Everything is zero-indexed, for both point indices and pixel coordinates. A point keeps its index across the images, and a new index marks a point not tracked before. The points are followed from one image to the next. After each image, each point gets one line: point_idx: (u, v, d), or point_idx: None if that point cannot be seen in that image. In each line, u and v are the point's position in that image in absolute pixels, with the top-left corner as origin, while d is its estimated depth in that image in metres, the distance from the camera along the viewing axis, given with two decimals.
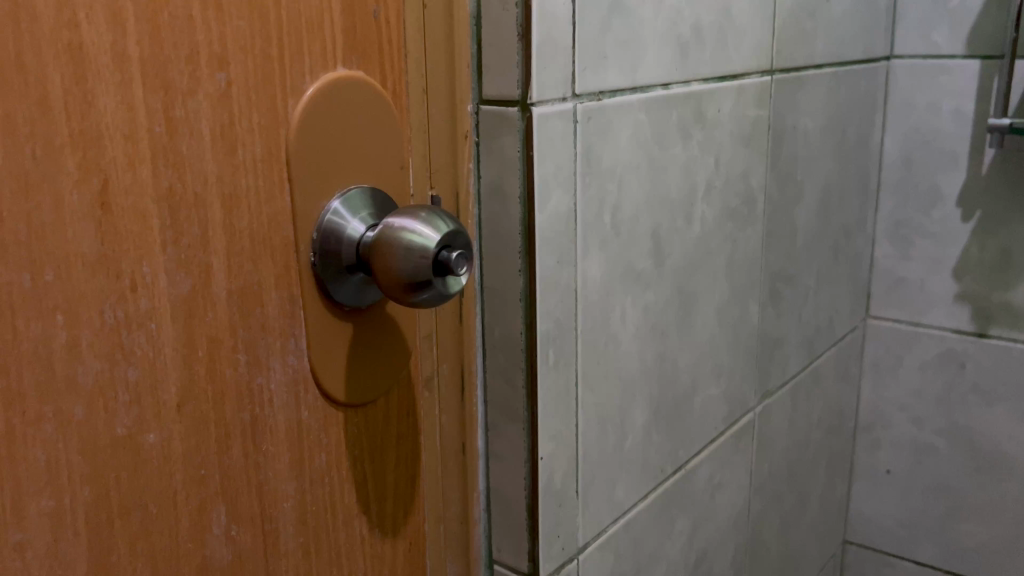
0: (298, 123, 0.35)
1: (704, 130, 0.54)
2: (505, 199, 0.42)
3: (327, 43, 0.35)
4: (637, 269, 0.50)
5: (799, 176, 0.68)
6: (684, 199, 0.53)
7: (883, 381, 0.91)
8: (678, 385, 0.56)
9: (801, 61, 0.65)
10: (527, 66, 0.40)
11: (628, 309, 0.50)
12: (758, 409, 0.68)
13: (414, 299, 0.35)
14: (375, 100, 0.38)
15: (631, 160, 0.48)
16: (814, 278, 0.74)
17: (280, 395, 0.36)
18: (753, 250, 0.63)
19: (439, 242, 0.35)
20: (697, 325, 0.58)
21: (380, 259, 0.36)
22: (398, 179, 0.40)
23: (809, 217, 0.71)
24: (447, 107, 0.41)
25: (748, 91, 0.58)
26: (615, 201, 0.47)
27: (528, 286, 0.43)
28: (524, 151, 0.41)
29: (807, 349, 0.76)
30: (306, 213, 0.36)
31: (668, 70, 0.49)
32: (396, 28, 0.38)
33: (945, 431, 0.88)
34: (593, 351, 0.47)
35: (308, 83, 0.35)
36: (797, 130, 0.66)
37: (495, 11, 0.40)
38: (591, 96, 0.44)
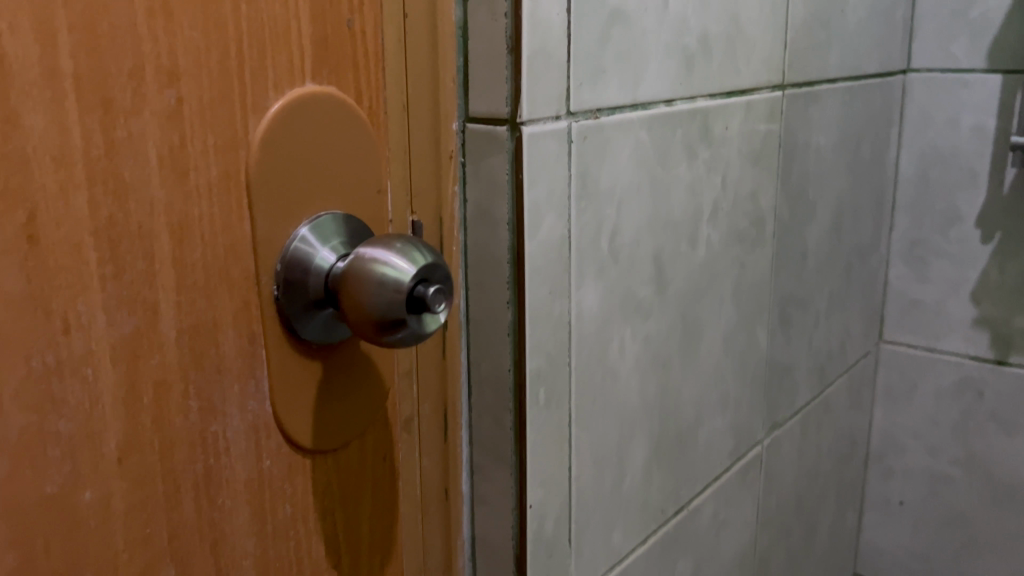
0: (259, 143, 0.32)
1: (710, 147, 0.51)
2: (493, 225, 0.39)
3: (294, 56, 0.32)
4: (637, 297, 0.46)
5: (810, 195, 0.65)
6: (688, 222, 0.50)
7: (896, 408, 0.87)
8: (682, 419, 0.53)
9: (813, 74, 0.61)
10: (517, 82, 0.37)
11: (628, 339, 0.46)
12: (765, 442, 0.64)
13: (387, 339, 0.32)
14: (349, 118, 0.35)
15: (632, 181, 0.44)
16: (825, 302, 0.70)
17: (238, 443, 0.33)
18: (762, 273, 0.59)
19: (417, 276, 0.32)
20: (702, 356, 0.54)
21: (348, 293, 0.32)
22: (374, 205, 0.36)
23: (821, 238, 0.68)
24: (430, 126, 0.38)
25: (757, 106, 0.55)
26: (614, 225, 0.43)
27: (517, 321, 0.39)
28: (513, 174, 0.38)
29: (818, 377, 0.72)
30: (268, 242, 0.32)
31: (672, 85, 0.46)
32: (373, 38, 0.35)
33: (961, 461, 0.84)
34: (589, 387, 0.44)
35: (273, 99, 0.32)
36: (809, 146, 0.63)
37: (482, 22, 0.37)
38: (588, 114, 0.40)
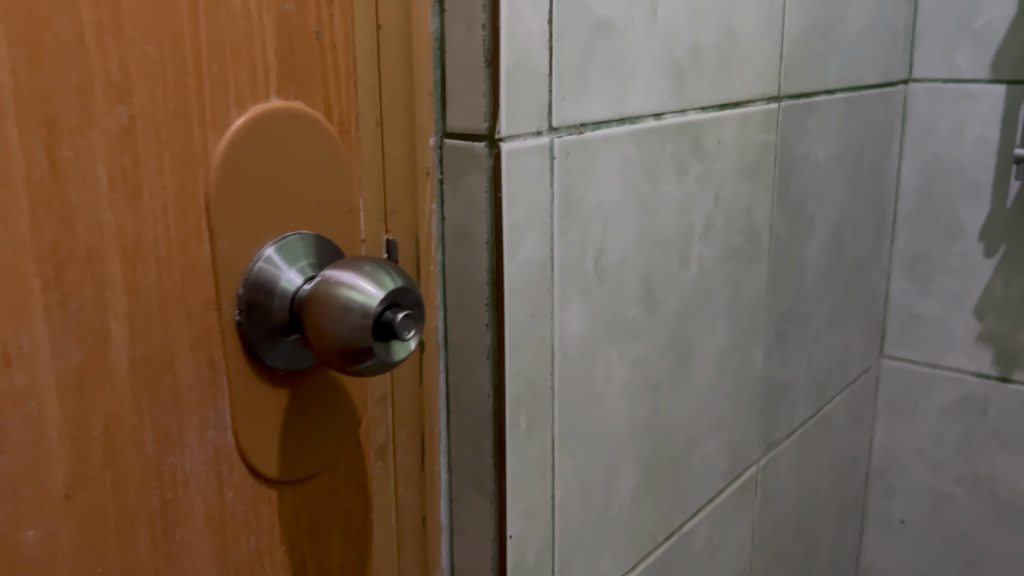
0: (219, 161, 0.30)
1: (702, 162, 0.49)
2: (471, 244, 0.37)
3: (257, 70, 0.31)
4: (625, 318, 0.45)
5: (809, 210, 0.63)
6: (679, 239, 0.48)
7: (898, 425, 0.85)
8: (674, 442, 0.51)
9: (811, 85, 0.60)
10: (495, 97, 0.35)
11: (615, 361, 0.45)
12: (761, 462, 0.62)
13: (353, 367, 0.30)
14: (317, 134, 0.33)
15: (619, 199, 0.43)
16: (825, 318, 0.69)
17: (198, 475, 0.31)
18: (758, 290, 0.58)
19: (384, 301, 0.30)
20: (695, 376, 0.52)
21: (313, 318, 0.31)
22: (345, 224, 0.35)
23: (820, 253, 0.66)
24: (405, 142, 0.36)
25: (752, 119, 0.53)
26: (600, 244, 0.42)
27: (496, 344, 0.38)
28: (492, 192, 0.36)
29: (817, 395, 0.70)
30: (230, 265, 0.31)
31: (662, 99, 0.44)
32: (343, 51, 0.33)
33: (964, 479, 0.82)
34: (573, 412, 0.42)
35: (235, 115, 0.30)
36: (807, 159, 0.61)
37: (459, 34, 0.36)
38: (571, 130, 0.39)
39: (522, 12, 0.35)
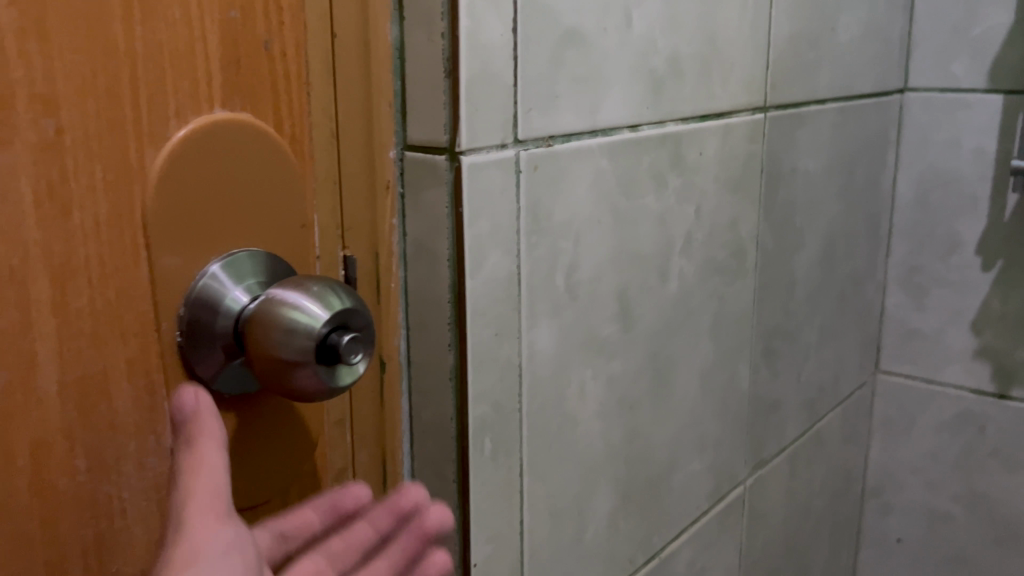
0: (158, 176, 0.29)
1: (682, 175, 0.48)
2: (433, 261, 0.36)
3: (200, 81, 0.29)
4: (599, 336, 0.43)
5: (798, 224, 0.61)
6: (658, 255, 0.47)
7: (894, 442, 0.83)
8: (653, 463, 0.49)
9: (800, 95, 0.58)
10: (455, 109, 0.34)
11: (588, 381, 0.43)
12: (748, 482, 0.61)
13: (294, 391, 0.29)
14: (266, 147, 0.32)
15: (591, 214, 0.41)
16: (816, 333, 0.67)
17: (136, 504, 0.30)
18: (743, 306, 0.56)
19: (330, 322, 0.29)
20: (676, 396, 0.50)
21: (255, 332, 0.29)
22: (298, 240, 0.33)
23: (811, 267, 0.64)
24: (363, 155, 0.35)
25: (736, 130, 0.52)
26: (571, 260, 0.40)
27: (459, 366, 0.36)
28: (453, 208, 0.35)
29: (809, 412, 0.68)
30: (169, 284, 0.30)
31: (638, 110, 0.43)
32: (295, 61, 0.32)
33: (962, 498, 0.80)
34: (543, 435, 0.41)
35: (175, 127, 0.29)
36: (796, 171, 0.60)
37: (419, 42, 0.34)
38: (538, 142, 0.37)
39: (483, 20, 0.34)
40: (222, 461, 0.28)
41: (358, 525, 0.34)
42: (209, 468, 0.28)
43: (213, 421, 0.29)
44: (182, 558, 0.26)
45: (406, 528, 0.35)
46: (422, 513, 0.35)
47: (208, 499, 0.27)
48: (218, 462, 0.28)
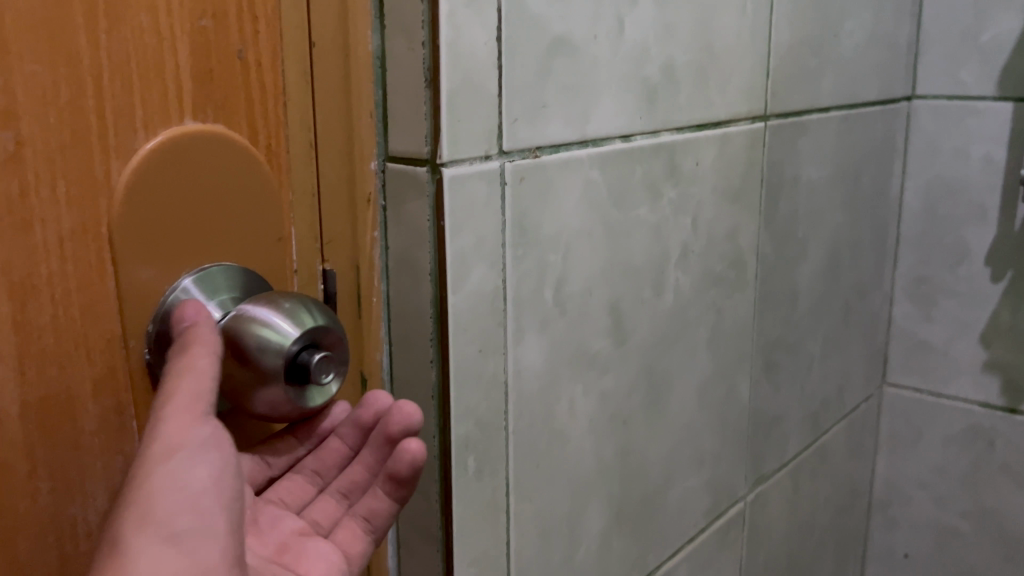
0: (125, 189, 0.28)
1: (678, 185, 0.47)
2: (415, 275, 0.35)
3: (169, 92, 0.29)
4: (591, 350, 0.42)
5: (800, 234, 0.60)
6: (652, 267, 0.46)
7: (901, 456, 0.82)
8: (648, 480, 0.48)
9: (802, 103, 0.57)
10: (436, 120, 0.33)
11: (579, 397, 0.42)
12: (748, 498, 0.59)
13: (263, 407, 0.29)
14: (240, 159, 0.31)
15: (581, 226, 0.40)
16: (820, 345, 0.66)
17: (103, 526, 0.29)
18: (743, 319, 0.55)
19: (302, 340, 0.28)
20: (671, 411, 0.49)
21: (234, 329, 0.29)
22: (273, 254, 0.33)
23: (814, 278, 0.63)
24: (343, 167, 0.34)
25: (734, 139, 0.51)
26: (561, 273, 0.39)
27: (441, 382, 0.35)
28: (435, 220, 0.34)
29: (812, 426, 0.67)
30: (137, 300, 0.29)
31: (631, 119, 0.42)
32: (271, 71, 0.31)
33: (971, 514, 0.78)
34: (531, 453, 0.39)
35: (143, 139, 0.28)
36: (798, 180, 0.59)
37: (400, 51, 0.33)
38: (525, 153, 0.36)
39: (466, 28, 0.33)
40: (215, 367, 0.28)
41: (332, 440, 0.34)
42: (195, 371, 0.27)
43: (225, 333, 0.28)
44: (158, 453, 0.26)
45: (377, 430, 0.34)
46: (389, 417, 0.33)
47: (189, 403, 0.27)
48: (210, 366, 0.27)
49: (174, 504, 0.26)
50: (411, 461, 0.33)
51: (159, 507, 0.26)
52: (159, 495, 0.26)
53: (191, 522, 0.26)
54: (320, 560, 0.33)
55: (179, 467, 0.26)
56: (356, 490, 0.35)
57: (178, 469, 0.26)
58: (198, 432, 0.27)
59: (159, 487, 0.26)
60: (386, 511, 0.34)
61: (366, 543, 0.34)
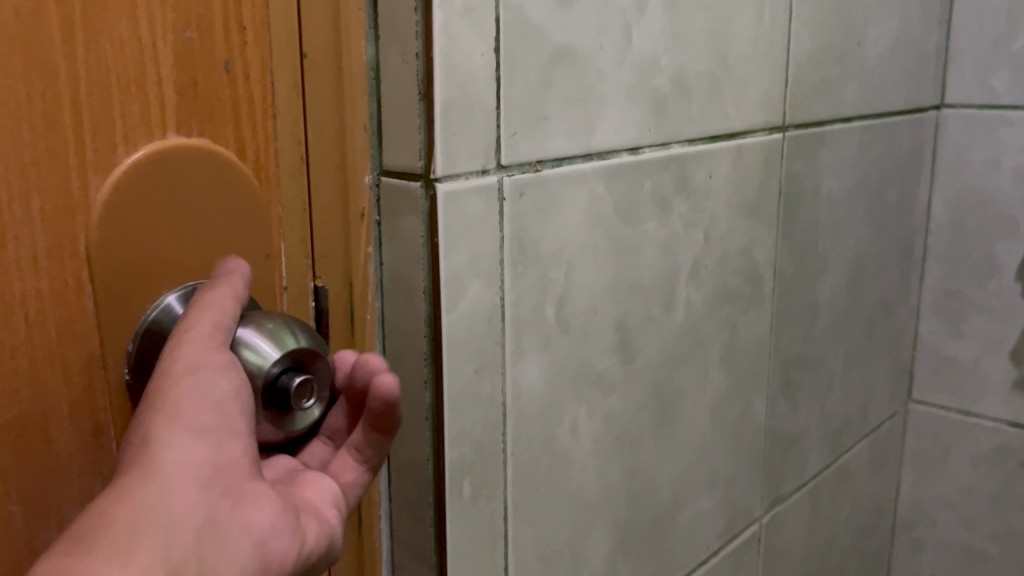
0: (103, 204, 0.27)
1: (689, 199, 0.45)
2: (409, 293, 0.34)
3: (151, 106, 0.28)
4: (595, 370, 0.41)
5: (821, 247, 0.58)
6: (661, 284, 0.44)
7: (927, 475, 0.79)
8: (656, 502, 0.47)
9: (823, 113, 0.55)
10: (430, 133, 0.31)
11: (583, 417, 0.41)
12: (764, 519, 0.58)
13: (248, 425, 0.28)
14: (226, 172, 0.30)
15: (586, 241, 0.39)
16: (841, 362, 0.64)
17: None
18: (758, 336, 0.53)
19: (282, 362, 0.27)
20: (682, 432, 0.48)
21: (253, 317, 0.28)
22: (261, 272, 0.32)
23: (835, 293, 0.61)
24: (337, 181, 0.33)
25: (750, 150, 0.49)
26: (563, 291, 0.38)
27: (435, 404, 0.34)
28: (428, 237, 0.32)
29: (832, 445, 0.65)
30: (116, 318, 0.28)
31: (639, 131, 0.41)
32: (259, 83, 0.31)
33: (999, 537, 0.75)
34: (532, 476, 0.38)
35: (122, 154, 0.27)
36: (819, 193, 0.57)
37: (394, 63, 0.32)
38: (525, 167, 0.35)
39: (461, 39, 0.31)
40: (233, 312, 0.27)
41: None
42: (215, 305, 0.27)
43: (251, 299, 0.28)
44: (181, 367, 0.26)
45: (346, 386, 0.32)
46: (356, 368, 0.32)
47: (209, 329, 0.27)
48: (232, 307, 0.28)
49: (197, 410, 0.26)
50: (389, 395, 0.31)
51: (180, 413, 0.26)
52: (180, 402, 0.26)
53: (217, 421, 0.26)
54: (317, 487, 0.31)
55: (201, 377, 0.26)
56: (341, 432, 0.33)
57: (199, 380, 0.26)
58: (220, 353, 0.27)
59: (179, 396, 0.26)
60: (375, 442, 0.32)
61: (361, 474, 0.33)
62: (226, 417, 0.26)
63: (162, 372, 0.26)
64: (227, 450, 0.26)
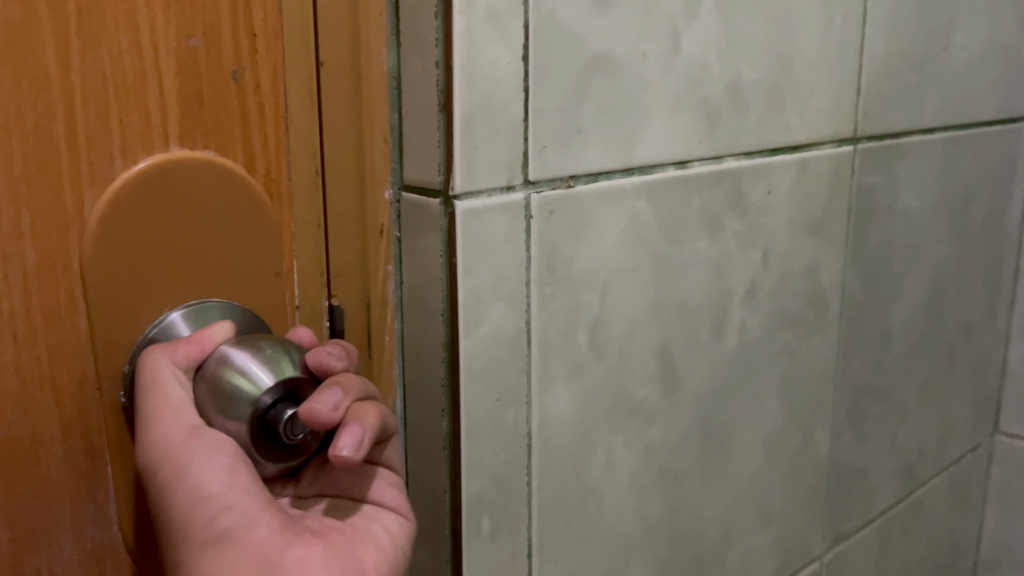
0: (97, 224, 0.26)
1: (745, 217, 0.42)
2: (428, 315, 0.32)
3: (152, 117, 0.27)
4: (634, 399, 0.38)
5: (896, 268, 0.54)
6: (711, 307, 0.41)
7: (1013, 513, 0.73)
8: (702, 539, 0.44)
9: (901, 124, 0.51)
10: (448, 147, 0.29)
11: (619, 450, 0.38)
12: (826, 558, 0.54)
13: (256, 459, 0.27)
14: (232, 187, 0.29)
15: (624, 262, 0.36)
16: (916, 391, 0.59)
17: None
18: (822, 363, 0.50)
19: (277, 392, 0.26)
20: (733, 466, 0.45)
21: (212, 361, 0.26)
22: (271, 290, 0.31)
23: (911, 317, 0.57)
24: (353, 196, 0.31)
25: (816, 165, 0.46)
26: (597, 314, 0.35)
27: (452, 432, 0.32)
28: (447, 257, 0.31)
29: (905, 479, 0.60)
30: (112, 337, 0.27)
31: (687, 144, 0.38)
32: (271, 91, 0.29)
33: None
34: (560, 512, 0.36)
35: (120, 167, 0.26)
36: (894, 210, 0.53)
37: (414, 71, 0.30)
38: (555, 183, 0.33)
39: (485, 47, 0.29)
40: (183, 382, 0.27)
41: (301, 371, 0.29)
42: (163, 383, 0.26)
43: (195, 346, 0.26)
44: (167, 477, 0.26)
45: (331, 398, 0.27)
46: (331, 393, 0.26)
47: (172, 419, 0.26)
48: (174, 373, 0.26)
49: (204, 495, 0.26)
50: (378, 421, 0.27)
51: (191, 525, 0.26)
52: (189, 502, 0.26)
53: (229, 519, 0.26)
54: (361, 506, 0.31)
55: (192, 480, 0.26)
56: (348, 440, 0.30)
57: (191, 479, 0.26)
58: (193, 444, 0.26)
59: (186, 506, 0.26)
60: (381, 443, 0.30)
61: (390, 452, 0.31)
62: (234, 493, 0.26)
63: (158, 487, 0.26)
64: (250, 520, 0.27)
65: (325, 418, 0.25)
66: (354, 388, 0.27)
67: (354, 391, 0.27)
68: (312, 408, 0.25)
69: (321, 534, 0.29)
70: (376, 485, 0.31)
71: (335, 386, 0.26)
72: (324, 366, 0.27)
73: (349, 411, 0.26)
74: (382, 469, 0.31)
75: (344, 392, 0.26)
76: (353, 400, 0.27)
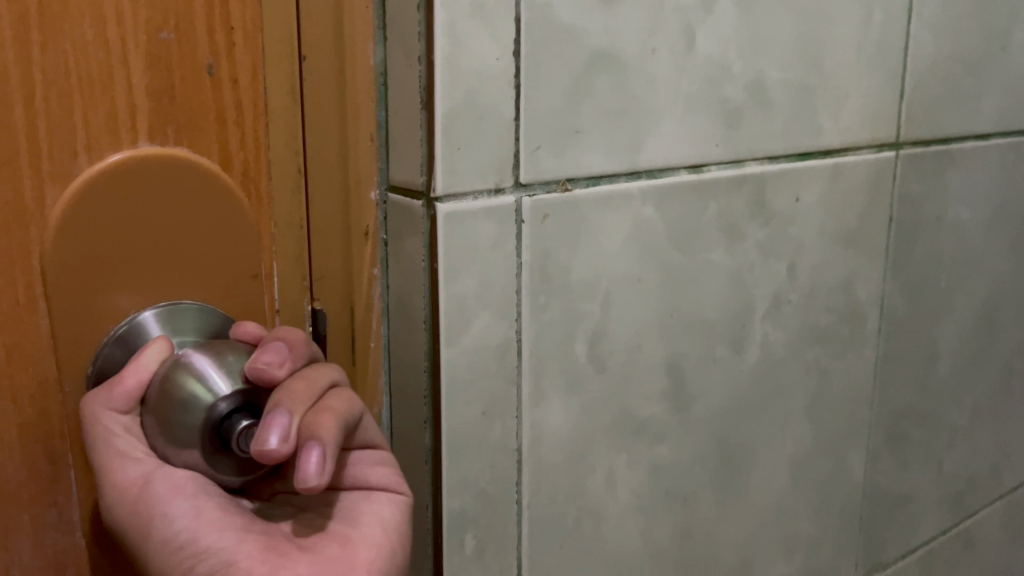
0: (57, 223, 0.25)
1: (768, 226, 0.40)
2: (411, 323, 0.30)
3: (119, 112, 0.26)
4: (639, 416, 0.36)
5: (944, 283, 0.51)
6: (729, 321, 0.39)
7: None
8: (716, 566, 0.41)
9: (951, 129, 0.48)
10: (430, 147, 0.28)
11: (622, 469, 0.36)
12: None
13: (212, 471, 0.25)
14: (205, 186, 0.28)
15: (628, 271, 0.34)
16: (966, 414, 0.55)
17: None
18: (857, 382, 0.47)
19: (234, 399, 0.25)
20: (753, 490, 0.42)
21: (153, 389, 0.25)
22: (247, 294, 0.30)
23: (962, 336, 0.53)
24: (337, 196, 0.30)
25: (851, 172, 0.43)
26: (597, 326, 0.34)
27: (434, 446, 0.30)
28: (429, 262, 0.29)
29: (952, 508, 0.57)
30: (74, 340, 0.26)
31: (702, 147, 0.36)
32: (249, 86, 0.28)
33: None
34: (553, 533, 0.34)
35: (84, 164, 0.26)
36: (943, 220, 0.49)
37: (399, 68, 0.29)
38: (550, 186, 0.31)
39: (470, 42, 0.28)
40: (129, 422, 0.25)
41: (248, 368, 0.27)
42: (110, 433, 0.25)
43: (130, 381, 0.25)
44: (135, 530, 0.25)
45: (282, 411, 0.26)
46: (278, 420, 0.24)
47: (128, 472, 0.25)
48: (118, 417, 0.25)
49: (161, 510, 0.25)
50: (336, 427, 0.26)
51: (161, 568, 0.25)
52: (145, 517, 0.25)
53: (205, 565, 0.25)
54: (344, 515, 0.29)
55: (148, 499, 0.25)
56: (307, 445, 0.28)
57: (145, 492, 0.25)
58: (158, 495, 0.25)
59: (161, 557, 0.25)
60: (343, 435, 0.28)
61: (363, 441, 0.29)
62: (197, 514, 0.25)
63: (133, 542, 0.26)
64: (210, 537, 0.25)
65: (280, 451, 0.24)
66: (299, 404, 0.25)
67: (300, 406, 0.25)
68: (264, 448, 0.23)
69: (308, 548, 0.28)
70: (357, 469, 0.30)
71: (279, 412, 0.24)
72: (266, 379, 0.25)
73: (301, 430, 0.25)
74: (357, 452, 0.30)
75: (290, 414, 0.25)
76: (302, 417, 0.25)
